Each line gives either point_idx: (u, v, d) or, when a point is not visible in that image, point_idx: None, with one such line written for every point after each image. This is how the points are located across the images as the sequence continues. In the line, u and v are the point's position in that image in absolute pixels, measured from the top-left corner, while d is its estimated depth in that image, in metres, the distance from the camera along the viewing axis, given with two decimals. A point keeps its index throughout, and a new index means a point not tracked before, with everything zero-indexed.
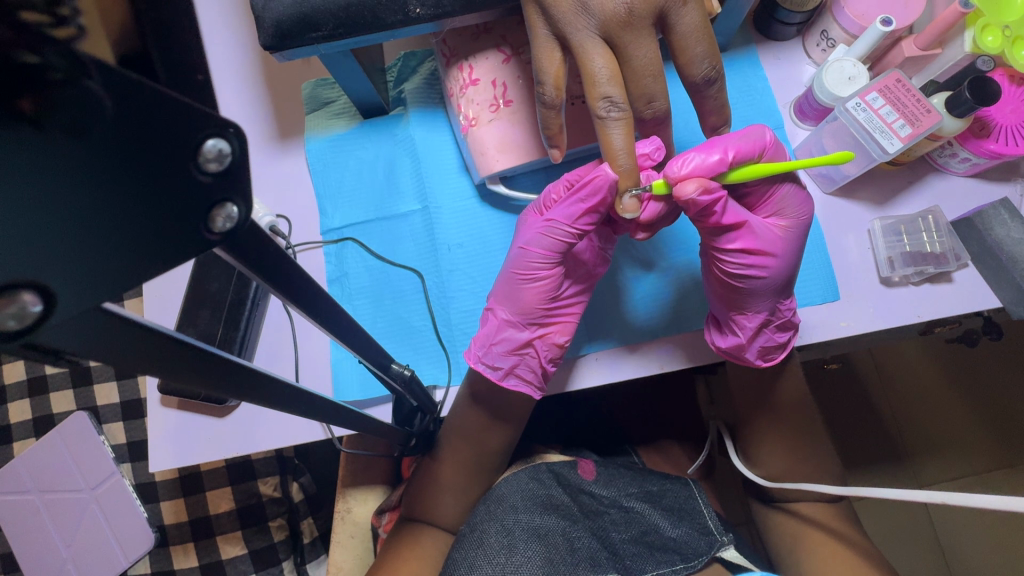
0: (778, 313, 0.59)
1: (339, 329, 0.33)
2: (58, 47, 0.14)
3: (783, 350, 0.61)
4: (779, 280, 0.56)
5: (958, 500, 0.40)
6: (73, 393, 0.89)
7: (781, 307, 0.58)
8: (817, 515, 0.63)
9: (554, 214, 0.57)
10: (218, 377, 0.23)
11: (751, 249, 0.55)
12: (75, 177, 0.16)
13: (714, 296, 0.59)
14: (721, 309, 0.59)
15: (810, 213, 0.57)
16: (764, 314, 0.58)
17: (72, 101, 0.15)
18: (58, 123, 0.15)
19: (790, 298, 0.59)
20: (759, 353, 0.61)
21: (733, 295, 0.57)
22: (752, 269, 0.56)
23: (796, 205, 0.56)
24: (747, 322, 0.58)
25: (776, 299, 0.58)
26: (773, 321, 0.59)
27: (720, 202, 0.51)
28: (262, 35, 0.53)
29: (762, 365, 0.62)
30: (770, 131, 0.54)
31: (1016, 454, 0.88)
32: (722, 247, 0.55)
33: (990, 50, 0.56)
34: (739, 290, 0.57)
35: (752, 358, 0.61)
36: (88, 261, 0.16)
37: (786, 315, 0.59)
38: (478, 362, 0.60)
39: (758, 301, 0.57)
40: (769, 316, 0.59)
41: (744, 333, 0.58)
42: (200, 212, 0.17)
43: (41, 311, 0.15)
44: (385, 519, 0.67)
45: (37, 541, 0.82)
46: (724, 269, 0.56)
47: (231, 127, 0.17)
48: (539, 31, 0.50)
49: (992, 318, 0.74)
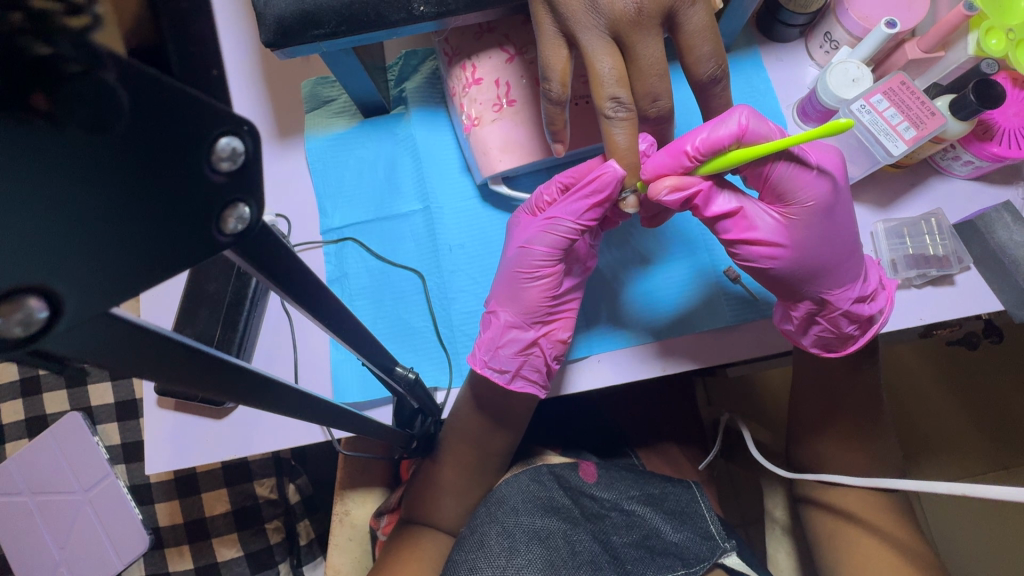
0: (829, 304, 0.57)
1: (345, 330, 0.32)
2: (74, 38, 0.13)
3: (857, 342, 0.59)
4: (816, 263, 0.54)
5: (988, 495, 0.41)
6: (66, 393, 0.88)
7: (829, 299, 0.56)
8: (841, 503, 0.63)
9: (558, 214, 0.57)
10: (219, 383, 0.22)
11: (752, 239, 0.54)
12: (86, 177, 0.15)
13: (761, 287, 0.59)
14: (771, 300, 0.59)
15: (821, 195, 0.52)
16: (812, 304, 0.57)
17: (86, 95, 0.14)
18: (76, 119, 0.14)
19: (835, 287, 0.55)
20: (817, 340, 0.60)
21: (776, 286, 0.56)
22: (763, 257, 0.54)
23: (800, 186, 0.52)
24: (796, 314, 0.58)
25: (820, 286, 0.56)
26: (822, 312, 0.57)
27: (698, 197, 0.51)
28: (263, 31, 0.52)
29: (828, 353, 0.61)
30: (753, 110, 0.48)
31: (1015, 458, 0.87)
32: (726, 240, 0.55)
33: (994, 53, 0.55)
34: (773, 281, 0.56)
35: (810, 345, 0.60)
36: (93, 265, 0.16)
37: (840, 306, 0.56)
38: (485, 367, 0.59)
39: (801, 292, 0.56)
40: (818, 307, 0.57)
41: (794, 320, 0.58)
42: (213, 212, 0.17)
43: (48, 317, 0.15)
44: (385, 522, 0.65)
45: (30, 543, 0.80)
46: (741, 263, 0.56)
47: (246, 125, 0.17)
48: (546, 27, 0.49)
49: (993, 321, 0.74)
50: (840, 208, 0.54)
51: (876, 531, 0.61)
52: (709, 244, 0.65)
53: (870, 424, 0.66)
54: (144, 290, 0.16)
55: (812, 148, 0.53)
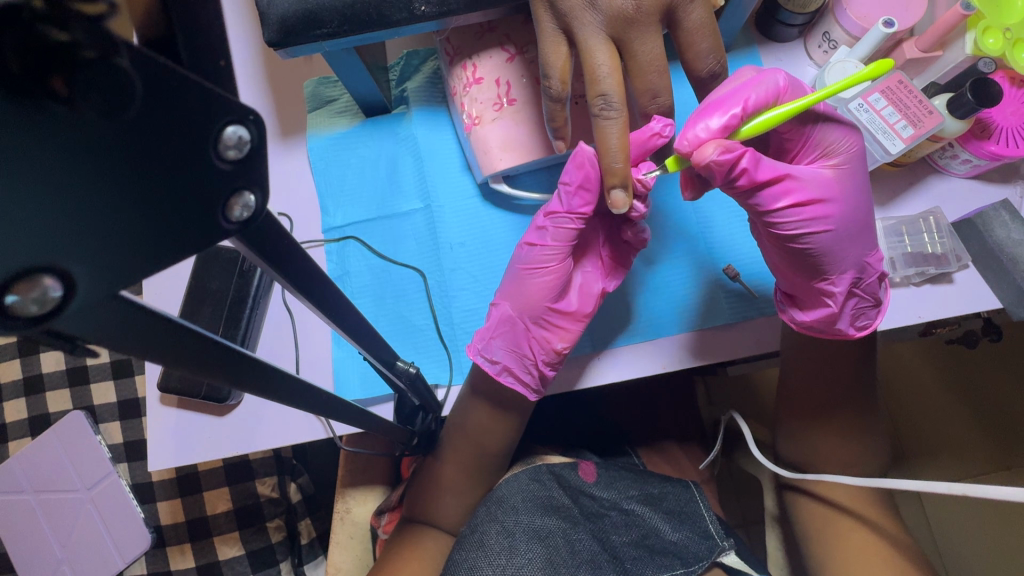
0: (867, 271, 0.56)
1: (348, 323, 0.32)
2: (88, 24, 0.13)
3: (878, 313, 0.58)
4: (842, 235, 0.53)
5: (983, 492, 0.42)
6: (70, 391, 0.89)
7: (869, 262, 0.55)
8: (842, 502, 0.63)
9: (553, 207, 0.59)
10: (227, 370, 0.23)
11: (801, 199, 0.52)
12: (98, 162, 0.15)
13: (787, 271, 0.57)
14: (803, 283, 0.57)
15: (859, 142, 0.54)
16: (852, 273, 0.55)
17: (102, 80, 0.14)
18: (91, 102, 0.15)
19: (869, 250, 0.55)
20: (851, 321, 0.58)
21: (809, 260, 0.55)
22: (816, 216, 0.53)
23: (839, 138, 0.54)
24: (836, 288, 0.55)
25: (859, 252, 0.55)
26: (861, 282, 0.56)
27: (745, 161, 0.49)
28: (267, 31, 0.53)
29: (859, 333, 0.59)
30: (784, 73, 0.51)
31: (1015, 458, 0.86)
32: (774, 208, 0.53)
33: (991, 53, 0.56)
34: (814, 251, 0.54)
35: (846, 327, 0.58)
36: (106, 248, 0.16)
37: (875, 273, 0.56)
38: (477, 355, 0.60)
39: (840, 261, 0.54)
40: (858, 274, 0.55)
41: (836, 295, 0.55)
42: (220, 200, 0.18)
43: (61, 296, 0.15)
44: (385, 520, 0.67)
45: (32, 541, 0.81)
46: (793, 232, 0.53)
47: (251, 115, 0.17)
48: (545, 24, 0.49)
49: (990, 318, 0.73)
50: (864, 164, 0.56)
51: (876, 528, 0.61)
52: (711, 244, 0.65)
53: (868, 423, 0.66)
54: (145, 277, 0.17)
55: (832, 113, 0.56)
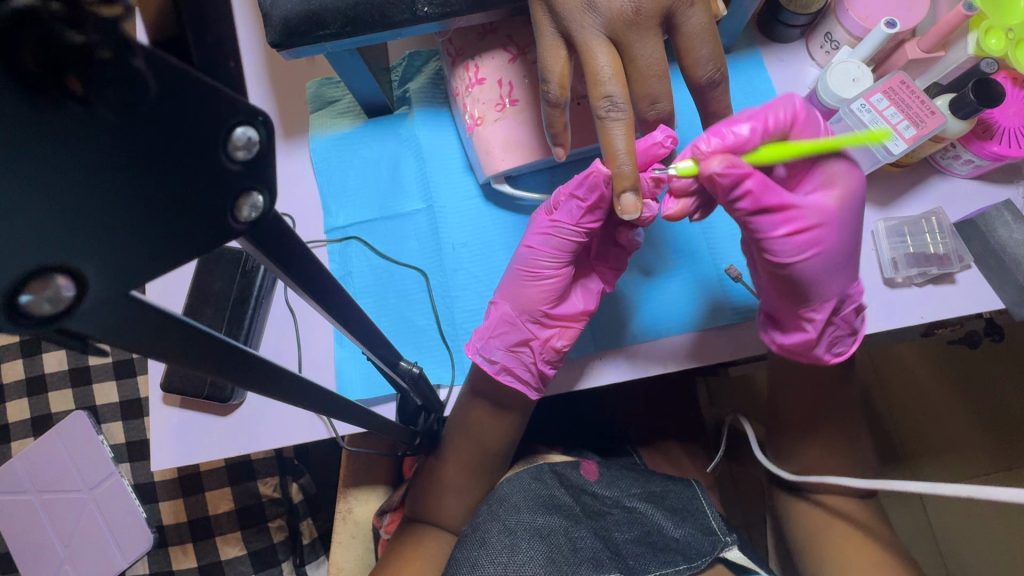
0: (848, 301, 0.57)
1: (351, 324, 0.33)
2: (103, 23, 0.13)
3: (853, 341, 0.60)
4: (831, 267, 0.54)
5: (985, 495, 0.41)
6: (72, 392, 0.89)
7: (852, 294, 0.56)
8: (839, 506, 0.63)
9: (559, 215, 0.59)
10: (235, 371, 0.23)
11: (800, 226, 0.52)
12: (111, 162, 0.15)
13: (774, 297, 0.57)
14: (788, 310, 0.57)
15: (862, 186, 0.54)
16: (834, 303, 0.56)
17: (118, 79, 0.14)
18: (107, 101, 0.15)
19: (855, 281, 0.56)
20: (828, 346, 0.59)
21: (797, 289, 0.55)
22: (811, 245, 0.53)
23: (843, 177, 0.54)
24: (816, 316, 0.56)
25: (843, 283, 0.56)
26: (839, 311, 0.57)
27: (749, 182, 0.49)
28: (269, 32, 0.53)
29: (833, 359, 0.60)
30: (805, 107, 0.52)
31: (1015, 460, 0.88)
32: (768, 234, 0.52)
33: (994, 53, 0.56)
34: (803, 280, 0.54)
35: (822, 351, 0.60)
36: (117, 247, 0.16)
37: (855, 303, 0.57)
38: (476, 353, 0.60)
39: (825, 293, 0.55)
40: (839, 303, 0.56)
41: (813, 321, 0.57)
42: (229, 201, 0.18)
43: (74, 296, 0.16)
44: (387, 520, 0.67)
45: (35, 541, 0.81)
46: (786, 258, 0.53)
47: (260, 116, 0.17)
48: (545, 29, 0.50)
49: (993, 319, 0.73)
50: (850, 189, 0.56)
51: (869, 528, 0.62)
52: (710, 247, 0.65)
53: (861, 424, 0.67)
54: (153, 278, 0.17)
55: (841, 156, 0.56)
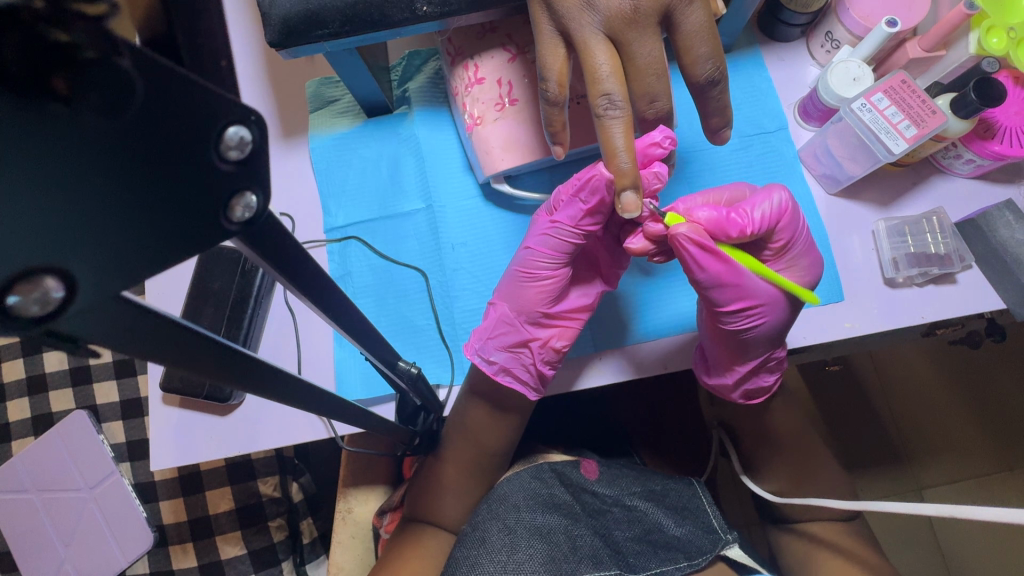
0: (771, 360, 0.61)
1: (349, 324, 0.32)
2: (90, 24, 0.13)
3: (767, 392, 0.64)
4: (767, 336, 0.56)
5: (967, 514, 0.37)
6: (73, 391, 0.89)
7: (777, 356, 0.60)
8: (820, 531, 0.64)
9: (559, 215, 0.59)
10: (230, 370, 0.23)
11: (748, 305, 0.54)
12: (99, 163, 0.15)
13: (715, 349, 0.59)
14: (720, 359, 0.60)
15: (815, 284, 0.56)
16: (759, 360, 0.60)
17: (103, 80, 0.14)
18: (92, 101, 0.15)
19: (781, 352, 0.60)
20: (744, 392, 0.64)
21: (736, 347, 0.57)
22: (751, 321, 0.55)
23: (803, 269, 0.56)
24: (741, 368, 0.61)
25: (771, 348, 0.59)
26: (761, 366, 0.61)
27: (709, 262, 0.51)
28: (268, 31, 0.53)
29: (743, 402, 0.65)
30: (794, 205, 0.54)
31: (1016, 458, 0.88)
32: (716, 304, 0.54)
33: (994, 53, 0.56)
34: (740, 342, 0.57)
35: (736, 394, 0.64)
36: (108, 247, 0.16)
37: (775, 363, 0.61)
38: (475, 355, 0.60)
39: (754, 352, 0.59)
40: (763, 361, 0.60)
41: (731, 371, 0.61)
42: (222, 202, 0.18)
43: (62, 297, 0.15)
44: (387, 519, 0.67)
45: (36, 539, 0.81)
46: (723, 326, 0.56)
47: (252, 115, 0.17)
48: (543, 27, 0.50)
49: (995, 318, 0.72)
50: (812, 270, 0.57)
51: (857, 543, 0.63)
52: None
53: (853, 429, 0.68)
54: (150, 276, 0.17)
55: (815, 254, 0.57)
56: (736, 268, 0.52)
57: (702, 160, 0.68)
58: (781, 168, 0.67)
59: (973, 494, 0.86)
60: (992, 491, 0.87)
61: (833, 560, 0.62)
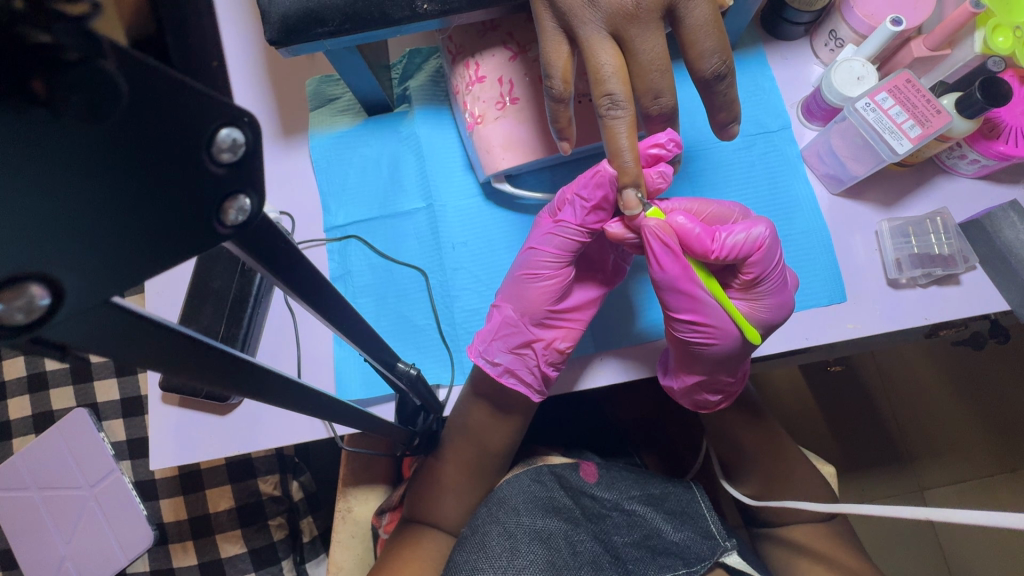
0: (721, 381, 0.60)
1: (347, 325, 0.32)
2: (72, 25, 0.13)
3: (723, 404, 0.63)
4: (724, 355, 0.55)
5: (950, 520, 0.37)
6: (72, 389, 0.88)
7: (729, 377, 0.59)
8: (817, 537, 0.64)
9: (564, 215, 0.59)
10: (227, 376, 0.22)
11: (700, 321, 0.53)
12: (82, 167, 0.15)
13: (676, 356, 0.58)
14: (678, 368, 0.59)
15: (772, 320, 0.56)
16: (714, 377, 0.59)
17: (87, 82, 0.14)
18: (74, 106, 0.15)
19: (733, 374, 0.59)
20: (697, 402, 0.63)
21: (694, 359, 0.56)
22: (702, 338, 0.54)
23: (767, 302, 0.56)
24: (696, 380, 0.59)
25: (726, 370, 0.58)
26: (713, 383, 0.60)
27: (668, 268, 0.51)
28: (268, 30, 0.52)
29: (698, 411, 0.64)
30: (773, 240, 0.53)
31: (1018, 460, 0.88)
32: (668, 308, 0.54)
33: (1001, 51, 0.55)
34: (696, 354, 0.55)
35: (688, 404, 0.63)
36: (94, 252, 0.16)
37: (728, 381, 0.60)
38: (479, 356, 0.60)
39: (711, 369, 0.57)
40: (716, 379, 0.59)
41: (681, 382, 0.60)
42: (213, 204, 0.17)
43: (49, 304, 0.15)
44: (386, 519, 0.67)
45: (37, 537, 0.81)
46: (673, 334, 0.55)
47: (246, 117, 0.17)
48: (546, 24, 0.49)
49: (998, 320, 0.71)
50: (776, 306, 0.56)
51: (853, 550, 0.63)
52: None
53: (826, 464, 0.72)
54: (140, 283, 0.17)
55: (786, 294, 0.56)
56: (696, 281, 0.52)
57: (704, 159, 0.67)
58: (783, 168, 0.66)
59: (974, 495, 0.86)
60: (993, 493, 0.86)
61: (836, 562, 0.62)
